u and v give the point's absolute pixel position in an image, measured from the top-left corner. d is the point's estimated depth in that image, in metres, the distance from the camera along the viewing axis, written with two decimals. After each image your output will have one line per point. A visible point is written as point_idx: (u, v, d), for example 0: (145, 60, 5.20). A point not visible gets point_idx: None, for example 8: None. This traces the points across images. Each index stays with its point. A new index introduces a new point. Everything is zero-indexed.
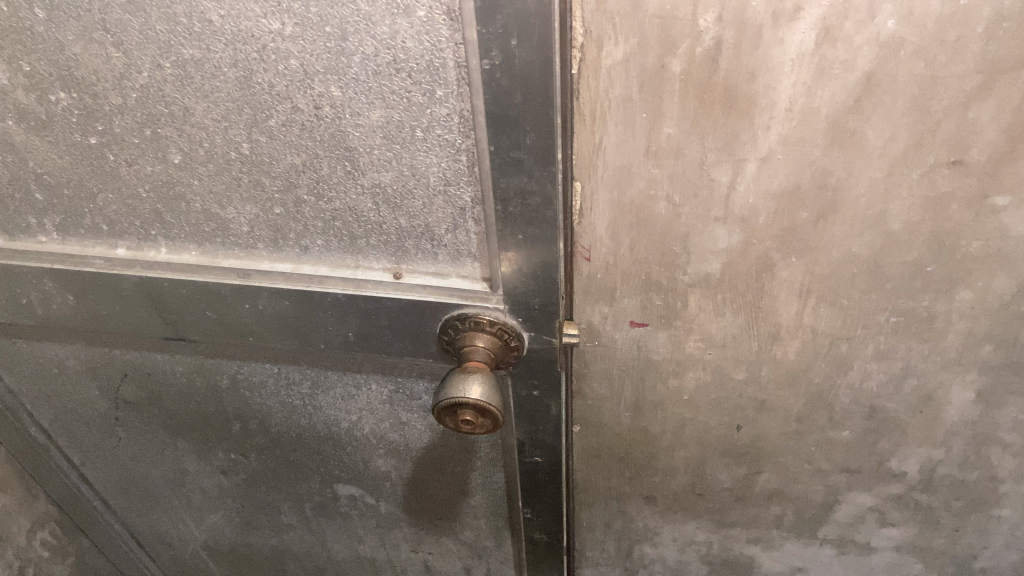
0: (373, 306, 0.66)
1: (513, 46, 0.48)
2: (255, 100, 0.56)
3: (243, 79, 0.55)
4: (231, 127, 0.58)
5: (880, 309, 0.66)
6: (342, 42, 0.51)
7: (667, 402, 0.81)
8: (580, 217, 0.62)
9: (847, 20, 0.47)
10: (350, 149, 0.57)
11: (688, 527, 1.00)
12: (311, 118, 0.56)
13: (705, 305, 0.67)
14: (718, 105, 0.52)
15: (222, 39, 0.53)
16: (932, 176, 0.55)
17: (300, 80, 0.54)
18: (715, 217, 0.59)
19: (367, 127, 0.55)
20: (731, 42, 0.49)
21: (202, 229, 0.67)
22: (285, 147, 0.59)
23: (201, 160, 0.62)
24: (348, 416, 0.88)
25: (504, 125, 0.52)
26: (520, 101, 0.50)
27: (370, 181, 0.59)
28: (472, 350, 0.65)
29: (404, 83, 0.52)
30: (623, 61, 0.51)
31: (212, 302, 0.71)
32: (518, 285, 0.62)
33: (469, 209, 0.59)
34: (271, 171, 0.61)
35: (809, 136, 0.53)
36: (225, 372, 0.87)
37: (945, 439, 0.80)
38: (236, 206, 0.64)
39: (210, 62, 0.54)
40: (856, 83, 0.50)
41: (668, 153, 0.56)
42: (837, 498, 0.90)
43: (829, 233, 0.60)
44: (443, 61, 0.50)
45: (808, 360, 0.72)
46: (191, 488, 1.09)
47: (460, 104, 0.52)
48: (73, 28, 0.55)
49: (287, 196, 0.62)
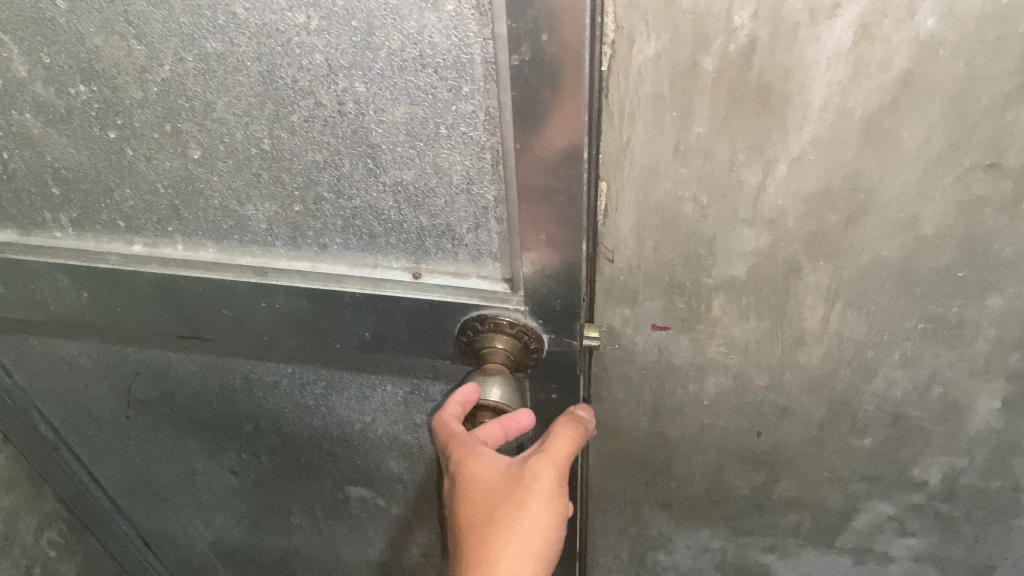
0: (392, 306, 0.65)
1: (543, 41, 0.46)
2: (278, 95, 0.55)
3: (267, 74, 0.54)
4: (252, 122, 0.57)
5: (908, 315, 0.65)
6: (369, 37, 0.50)
7: (687, 407, 0.79)
8: (604, 218, 0.61)
9: (886, 18, 0.46)
10: (372, 146, 0.56)
11: (703, 535, 0.99)
12: (333, 114, 0.55)
13: (729, 309, 0.66)
14: (750, 104, 0.51)
15: (246, 33, 0.52)
16: (966, 179, 0.54)
17: (324, 75, 0.53)
18: (743, 219, 0.58)
19: (391, 124, 0.55)
20: (765, 39, 0.47)
21: (219, 226, 0.67)
22: (307, 143, 0.58)
23: (220, 156, 0.61)
24: (362, 417, 0.87)
25: (531, 121, 0.51)
26: (548, 98, 0.49)
27: (392, 179, 0.58)
28: (490, 352, 0.65)
29: (429, 79, 0.51)
30: (653, 58, 0.50)
31: (228, 300, 0.70)
32: (540, 285, 0.61)
33: (492, 208, 0.58)
34: (291, 168, 0.60)
35: (843, 136, 0.52)
36: (239, 371, 0.86)
37: (969, 448, 0.79)
38: (255, 203, 0.64)
39: (233, 56, 0.53)
40: (893, 82, 0.49)
41: (697, 153, 0.55)
42: (856, 507, 0.89)
43: (859, 236, 0.58)
44: (470, 57, 0.49)
45: (832, 366, 0.71)
46: (200, 488, 1.08)
47: (486, 100, 0.51)
48: (95, 19, 0.54)
49: (307, 194, 0.61)
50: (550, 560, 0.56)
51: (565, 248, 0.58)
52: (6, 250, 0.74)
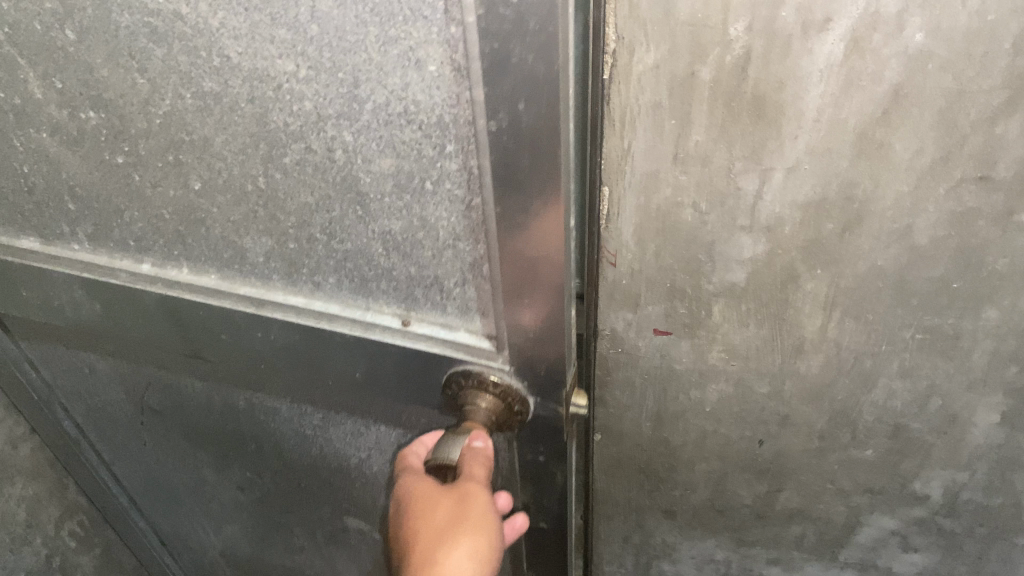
0: (377, 352, 0.66)
1: (520, 108, 0.45)
2: (270, 137, 0.56)
3: (259, 115, 0.55)
4: (247, 160, 0.59)
5: (906, 325, 0.66)
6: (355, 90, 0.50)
7: (689, 413, 0.81)
8: (607, 223, 0.64)
9: (876, 32, 0.48)
10: (361, 194, 0.57)
11: (707, 545, 1.00)
12: (324, 160, 0.56)
13: (729, 315, 0.68)
14: (746, 114, 0.53)
15: (239, 75, 0.53)
16: (958, 191, 0.55)
17: (313, 122, 0.54)
18: (741, 226, 0.61)
19: (380, 176, 0.55)
20: (760, 50, 0.50)
21: (221, 255, 0.68)
22: (300, 186, 0.59)
23: (220, 189, 0.63)
24: (358, 452, 0.88)
25: (512, 191, 0.50)
26: (530, 170, 0.48)
27: (382, 227, 0.58)
28: (472, 411, 0.63)
29: (414, 135, 0.51)
30: (654, 67, 0.52)
31: (227, 327, 0.72)
32: (525, 344, 0.60)
33: (477, 267, 0.58)
34: (284, 208, 0.61)
35: (837, 145, 0.54)
36: (242, 396, 0.88)
37: (970, 462, 0.79)
38: (252, 236, 0.65)
39: (228, 96, 0.55)
40: (884, 95, 0.51)
41: (695, 160, 0.57)
42: (859, 520, 0.90)
43: (855, 246, 0.60)
44: (452, 118, 0.49)
45: (831, 376, 0.73)
46: (210, 497, 1.11)
47: (468, 164, 0.51)
48: (102, 51, 0.57)
49: (300, 232, 0.63)
50: (491, 552, 0.63)
51: (549, 317, 0.57)
52: (31, 256, 0.78)
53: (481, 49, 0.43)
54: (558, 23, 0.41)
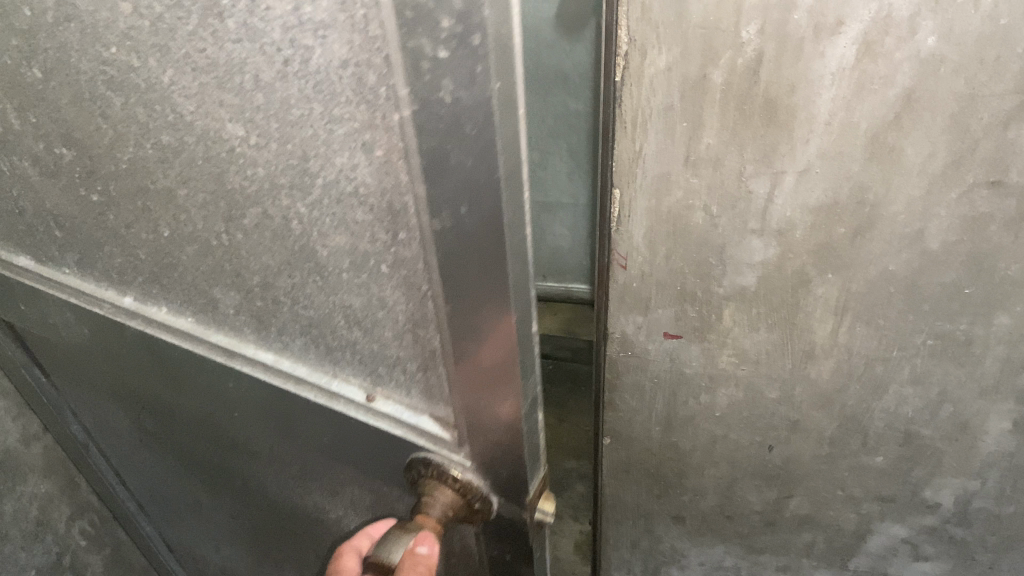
0: (321, 422, 0.48)
1: (462, 214, 0.32)
2: (228, 197, 0.41)
3: (214, 174, 0.41)
4: (205, 215, 0.44)
5: (918, 331, 0.66)
6: (289, 172, 0.37)
7: (699, 418, 0.81)
8: (618, 225, 0.64)
9: (888, 36, 0.48)
10: (318, 265, 0.41)
11: (716, 551, 1.00)
12: (277, 228, 0.41)
13: (739, 319, 0.69)
14: (758, 116, 0.54)
15: (190, 134, 0.39)
16: (971, 196, 0.55)
17: (264, 189, 0.39)
18: (752, 229, 0.61)
19: (334, 252, 0.39)
20: (772, 53, 0.50)
21: (152, 265, 0.53)
22: (256, 245, 0.43)
23: (183, 238, 0.48)
24: (335, 511, 0.66)
25: (461, 291, 0.36)
26: (473, 268, 0.34)
27: (341, 301, 0.42)
28: (424, 504, 0.44)
29: (367, 205, 0.36)
30: (665, 69, 0.53)
31: (169, 357, 0.58)
32: (487, 459, 0.43)
33: (435, 361, 0.41)
34: (246, 263, 0.45)
35: (849, 149, 0.54)
36: (208, 435, 0.72)
37: (981, 471, 0.78)
38: (198, 280, 0.50)
39: (184, 152, 0.41)
40: (896, 99, 0.51)
41: (706, 163, 0.57)
42: (870, 528, 0.89)
43: (867, 250, 0.60)
44: (404, 204, 0.34)
45: (841, 381, 0.72)
46: (207, 521, 1.03)
47: (416, 250, 0.36)
48: (28, 109, 0.49)
49: (265, 292, 0.46)
50: None
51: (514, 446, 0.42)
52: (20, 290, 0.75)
53: (420, 145, 0.31)
54: (502, 130, 0.28)
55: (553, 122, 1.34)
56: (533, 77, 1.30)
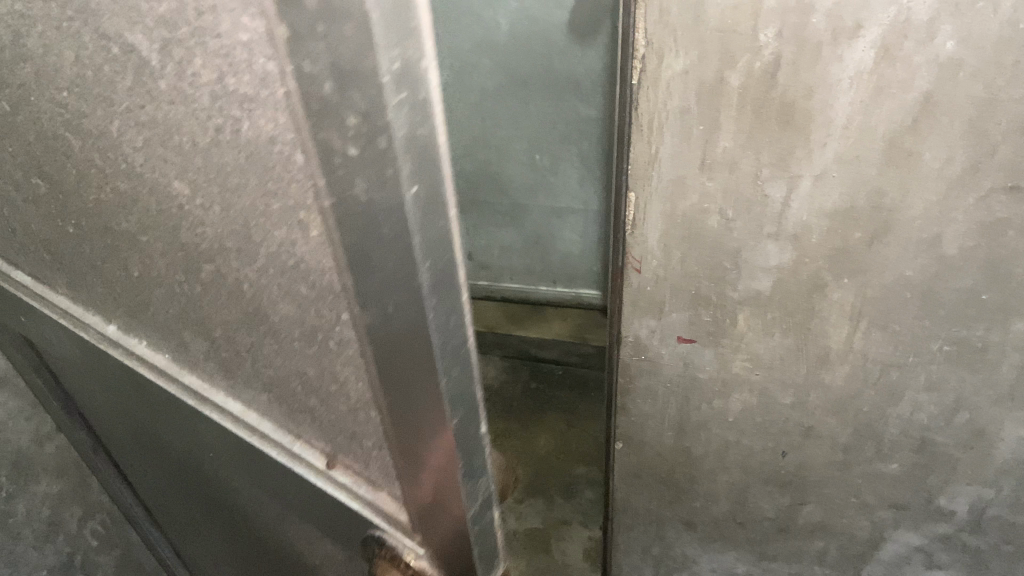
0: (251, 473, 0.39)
1: (388, 314, 0.22)
2: (121, 222, 0.33)
3: (104, 194, 0.32)
4: (104, 237, 0.35)
5: (933, 336, 0.66)
6: (207, 244, 0.28)
7: (711, 423, 0.81)
8: (632, 229, 0.64)
9: (906, 40, 0.48)
10: (225, 318, 0.32)
11: (728, 558, 0.99)
12: (177, 269, 0.32)
13: (754, 324, 0.69)
14: (775, 120, 0.54)
15: (76, 151, 0.31)
16: (988, 201, 0.55)
17: (157, 225, 0.30)
18: (767, 234, 0.61)
19: (239, 305, 0.30)
20: (789, 57, 0.50)
21: (66, 263, 0.43)
22: (158, 277, 0.34)
23: (87, 247, 0.38)
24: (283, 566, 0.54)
25: (392, 403, 0.26)
26: (412, 392, 0.25)
27: (254, 364, 0.33)
28: None
29: (295, 289, 0.25)
30: (682, 73, 0.53)
31: (102, 367, 0.49)
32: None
33: (372, 470, 0.31)
34: (152, 290, 0.36)
35: (866, 154, 0.54)
36: (158, 454, 0.62)
37: (996, 479, 0.77)
38: (112, 301, 0.41)
39: (73, 171, 0.33)
40: (914, 103, 0.51)
41: (722, 166, 0.58)
42: (883, 536, 0.88)
43: (883, 255, 0.60)
44: (303, 279, 0.25)
45: (856, 387, 0.72)
46: (179, 543, 0.93)
47: (346, 351, 0.26)
48: None
49: (175, 325, 0.36)
50: None
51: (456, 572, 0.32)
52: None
53: (321, 230, 0.22)
54: (429, 234, 0.20)
55: (564, 128, 1.32)
56: (544, 80, 1.27)
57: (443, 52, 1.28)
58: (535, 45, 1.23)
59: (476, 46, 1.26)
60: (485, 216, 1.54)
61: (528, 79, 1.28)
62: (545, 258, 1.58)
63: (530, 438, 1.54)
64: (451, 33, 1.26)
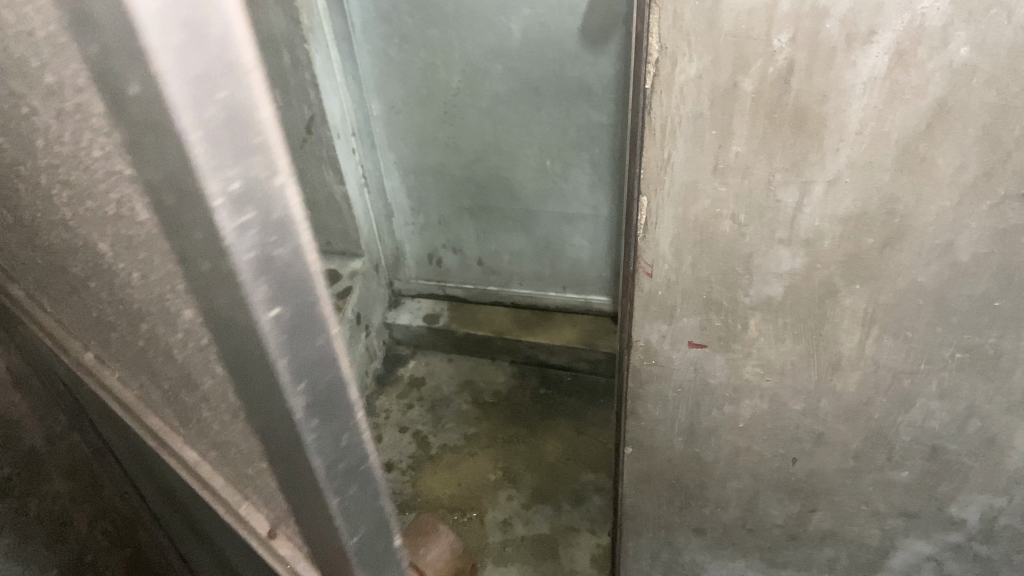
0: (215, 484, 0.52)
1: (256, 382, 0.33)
2: (102, 283, 0.43)
3: (85, 257, 0.42)
4: (91, 287, 0.45)
5: (945, 344, 0.65)
6: (146, 301, 0.37)
7: (721, 429, 0.81)
8: (644, 233, 0.64)
9: (920, 46, 0.48)
10: (177, 376, 0.43)
11: (737, 565, 0.99)
12: (140, 328, 0.42)
13: (766, 329, 0.69)
14: (788, 125, 0.54)
15: (63, 218, 0.41)
16: (1002, 208, 0.55)
17: (121, 287, 0.40)
18: (779, 239, 0.61)
19: (180, 362, 0.40)
20: (803, 63, 0.50)
21: (77, 305, 0.54)
22: (132, 334, 0.45)
23: (82, 292, 0.49)
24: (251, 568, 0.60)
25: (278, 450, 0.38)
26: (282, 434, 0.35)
27: (200, 408, 0.44)
28: None
29: (202, 355, 0.36)
30: (695, 77, 0.53)
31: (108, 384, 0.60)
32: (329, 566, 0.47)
33: (279, 490, 0.44)
34: (130, 342, 0.47)
35: (879, 160, 0.54)
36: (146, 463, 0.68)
37: (1008, 487, 0.77)
38: (110, 337, 0.53)
39: (63, 228, 0.42)
40: (928, 109, 0.51)
41: (735, 171, 0.58)
42: (893, 544, 0.88)
43: (896, 261, 0.60)
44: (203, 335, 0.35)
45: (868, 394, 0.72)
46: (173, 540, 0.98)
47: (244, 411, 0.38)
48: None
49: (152, 369, 0.48)
50: None
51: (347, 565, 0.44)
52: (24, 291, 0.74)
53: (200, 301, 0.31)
54: (275, 312, 0.29)
55: (575, 133, 1.32)
56: (556, 86, 1.27)
57: (454, 59, 1.27)
58: (547, 51, 1.22)
59: (488, 52, 1.24)
60: (495, 222, 1.54)
61: (540, 85, 1.27)
62: (555, 263, 1.58)
63: (539, 445, 1.54)
64: (463, 39, 1.24)
